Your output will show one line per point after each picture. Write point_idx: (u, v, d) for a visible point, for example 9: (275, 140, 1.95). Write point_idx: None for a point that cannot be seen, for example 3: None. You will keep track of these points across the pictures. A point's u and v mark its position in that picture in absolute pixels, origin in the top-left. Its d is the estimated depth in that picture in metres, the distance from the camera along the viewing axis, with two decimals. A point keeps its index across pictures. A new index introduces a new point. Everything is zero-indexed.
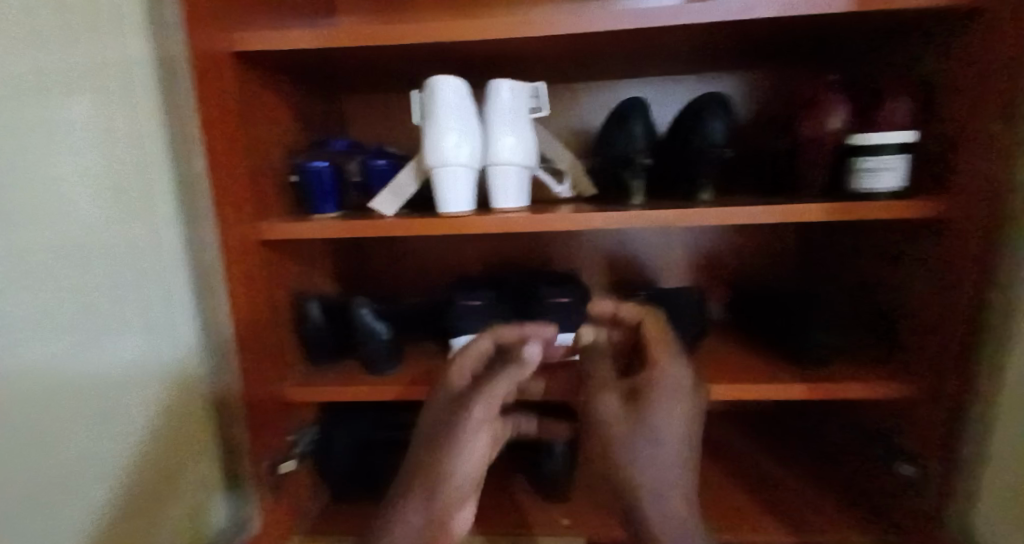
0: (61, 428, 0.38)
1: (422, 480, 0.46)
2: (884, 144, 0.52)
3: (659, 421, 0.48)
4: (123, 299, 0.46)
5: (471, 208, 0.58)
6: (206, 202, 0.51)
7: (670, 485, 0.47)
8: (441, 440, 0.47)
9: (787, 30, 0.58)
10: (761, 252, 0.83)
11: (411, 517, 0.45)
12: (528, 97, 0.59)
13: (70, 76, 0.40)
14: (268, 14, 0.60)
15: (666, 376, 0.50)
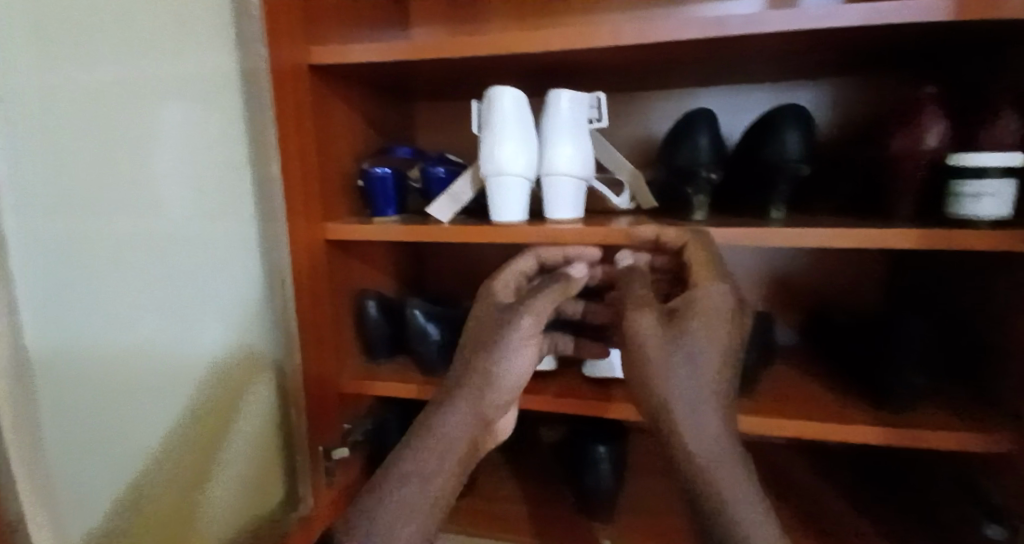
0: (116, 383, 0.45)
1: (461, 386, 0.43)
2: (988, 166, 0.45)
3: (700, 338, 0.39)
4: (191, 279, 0.52)
5: (524, 217, 0.58)
6: (280, 202, 0.54)
7: (708, 409, 0.38)
8: (482, 346, 0.44)
9: (877, 38, 0.53)
10: (842, 276, 0.77)
11: (451, 424, 0.42)
12: (586, 108, 0.58)
13: (155, 86, 0.47)
14: (346, 29, 0.64)
15: (714, 296, 0.42)
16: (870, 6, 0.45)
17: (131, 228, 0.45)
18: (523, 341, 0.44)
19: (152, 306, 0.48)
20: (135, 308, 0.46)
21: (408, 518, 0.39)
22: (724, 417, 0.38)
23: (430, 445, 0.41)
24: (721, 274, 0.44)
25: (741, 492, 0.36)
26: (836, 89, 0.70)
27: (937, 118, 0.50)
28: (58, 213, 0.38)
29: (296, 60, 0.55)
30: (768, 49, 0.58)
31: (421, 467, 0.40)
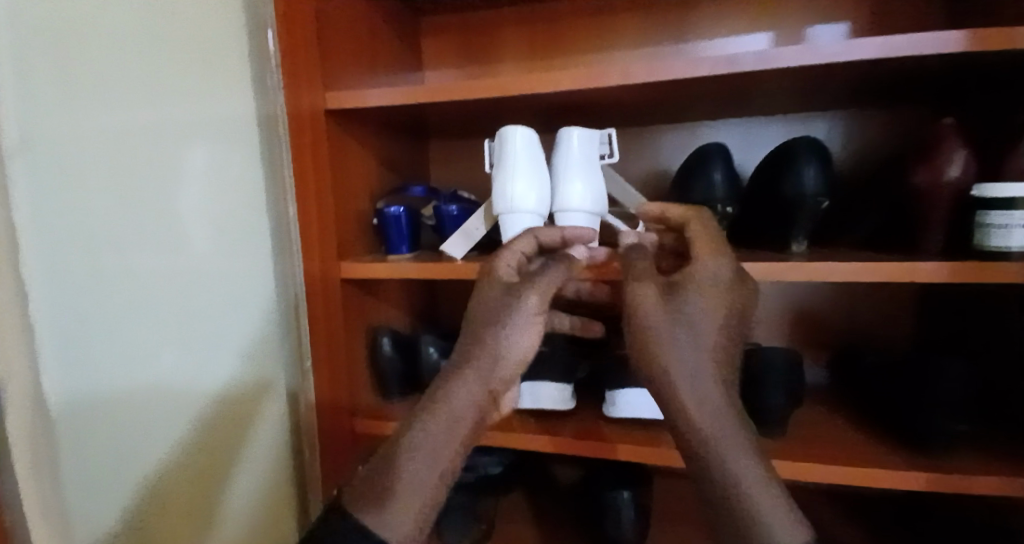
0: (146, 417, 0.44)
1: (467, 363, 0.44)
2: (1015, 197, 0.44)
3: (697, 313, 0.42)
4: (216, 314, 0.53)
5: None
6: (296, 239, 0.57)
7: (706, 375, 0.41)
8: (487, 325, 0.44)
9: (891, 71, 0.53)
10: (869, 307, 0.75)
11: (459, 399, 0.43)
12: (597, 143, 0.58)
13: (187, 128, 0.49)
14: (360, 74, 0.66)
15: (711, 272, 0.44)
16: (884, 38, 0.44)
17: (164, 271, 0.46)
18: (527, 320, 0.45)
19: (183, 344, 0.49)
20: (165, 347, 0.47)
21: (424, 487, 0.41)
22: (722, 385, 0.41)
23: (441, 419, 0.43)
24: (720, 246, 0.45)
25: (743, 456, 0.39)
26: (850, 119, 0.70)
27: (959, 149, 0.49)
28: (91, 257, 0.39)
29: (314, 105, 0.56)
30: (779, 84, 0.58)
31: (433, 440, 0.42)
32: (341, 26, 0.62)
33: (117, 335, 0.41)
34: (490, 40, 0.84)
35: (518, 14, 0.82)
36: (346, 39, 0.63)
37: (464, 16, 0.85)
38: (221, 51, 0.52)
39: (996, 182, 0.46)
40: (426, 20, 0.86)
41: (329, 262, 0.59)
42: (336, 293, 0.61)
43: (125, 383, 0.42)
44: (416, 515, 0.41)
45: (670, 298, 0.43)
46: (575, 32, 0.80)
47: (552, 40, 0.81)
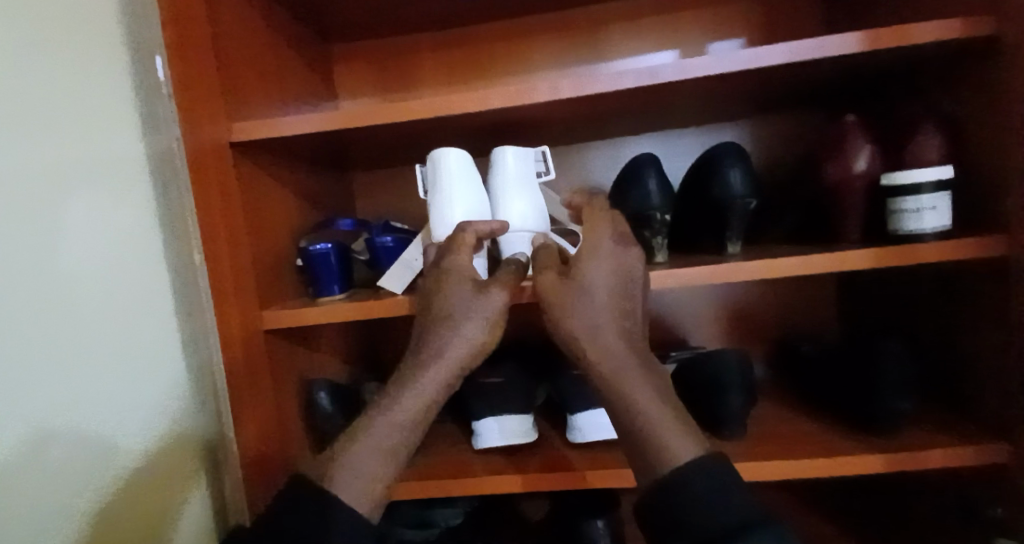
0: (35, 525, 0.34)
1: (428, 354, 0.48)
2: (922, 182, 0.48)
3: (594, 280, 0.49)
4: (121, 391, 0.43)
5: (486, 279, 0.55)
6: (207, 294, 0.48)
7: (608, 330, 0.48)
8: (439, 317, 0.49)
9: (795, 77, 0.57)
10: (796, 301, 0.79)
11: (423, 385, 0.47)
12: (532, 161, 0.57)
13: (74, 166, 0.40)
14: (266, 104, 0.61)
15: (605, 246, 0.51)
16: (787, 45, 0.47)
17: (48, 335, 0.36)
18: (486, 311, 0.48)
19: (87, 425, 0.39)
20: (90, 422, 0.39)
21: (379, 462, 0.43)
22: (623, 339, 0.48)
23: (403, 403, 0.46)
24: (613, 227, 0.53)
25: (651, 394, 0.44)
26: (759, 125, 0.74)
27: (863, 144, 0.53)
28: None
29: (217, 138, 0.50)
30: (696, 94, 0.60)
31: (395, 421, 0.45)
32: (240, 53, 0.57)
33: (45, 404, 0.35)
34: (407, 66, 0.81)
35: (433, 39, 0.81)
36: (247, 67, 0.58)
37: (377, 42, 0.82)
38: (104, 79, 0.44)
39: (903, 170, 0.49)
40: (336, 48, 0.83)
41: (250, 313, 0.52)
42: (258, 348, 0.54)
43: (44, 464, 0.35)
44: (374, 491, 0.42)
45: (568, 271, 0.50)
46: (493, 55, 0.80)
47: (470, 64, 0.81)
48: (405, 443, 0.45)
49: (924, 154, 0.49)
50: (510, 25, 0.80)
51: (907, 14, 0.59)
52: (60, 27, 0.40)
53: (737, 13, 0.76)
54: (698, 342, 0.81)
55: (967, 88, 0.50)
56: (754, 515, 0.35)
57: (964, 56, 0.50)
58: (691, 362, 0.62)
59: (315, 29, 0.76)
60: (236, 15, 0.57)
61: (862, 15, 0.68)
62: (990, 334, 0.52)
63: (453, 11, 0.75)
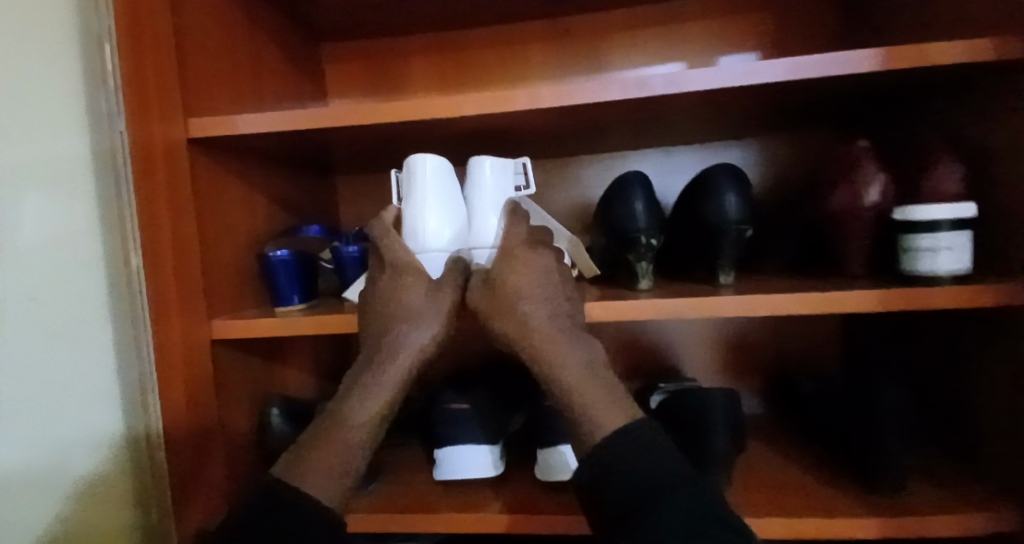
0: None
1: (376, 358, 0.47)
2: (938, 219, 0.42)
3: (519, 279, 0.47)
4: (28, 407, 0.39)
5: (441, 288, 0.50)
6: (143, 303, 0.44)
7: (551, 331, 0.46)
8: (376, 327, 0.48)
9: (799, 96, 0.52)
10: (799, 334, 0.74)
11: (371, 392, 0.46)
12: (512, 173, 0.53)
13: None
14: (234, 102, 0.58)
15: (519, 240, 0.49)
16: (790, 62, 0.43)
17: None
18: (439, 308, 0.47)
19: None
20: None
21: (337, 467, 0.42)
22: (566, 335, 0.46)
23: (353, 410, 0.45)
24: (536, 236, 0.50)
25: (596, 392, 0.43)
26: (763, 144, 0.70)
27: (875, 173, 0.47)
28: None
29: (169, 136, 0.47)
30: (693, 110, 0.56)
31: (348, 427, 0.44)
32: (208, 48, 0.54)
33: None
34: (397, 67, 0.78)
35: (425, 41, 0.78)
36: (215, 63, 0.55)
37: (367, 42, 0.79)
38: (44, 63, 0.41)
39: (917, 205, 0.44)
40: (326, 47, 0.80)
41: (193, 324, 0.49)
42: (203, 360, 0.50)
43: None
44: (336, 491, 0.41)
45: (492, 280, 0.47)
46: (486, 60, 0.76)
47: (463, 69, 0.77)
48: (364, 446, 0.44)
49: (943, 185, 0.44)
50: (504, 30, 0.76)
51: (929, 31, 0.53)
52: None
53: (746, 24, 0.71)
54: (690, 372, 0.76)
55: (990, 113, 0.45)
56: (684, 473, 0.37)
57: (991, 79, 0.45)
58: (677, 398, 0.57)
59: (302, 26, 0.74)
60: (206, 7, 0.55)
61: (881, 30, 0.62)
62: (1006, 389, 0.46)
63: (444, 13, 0.72)
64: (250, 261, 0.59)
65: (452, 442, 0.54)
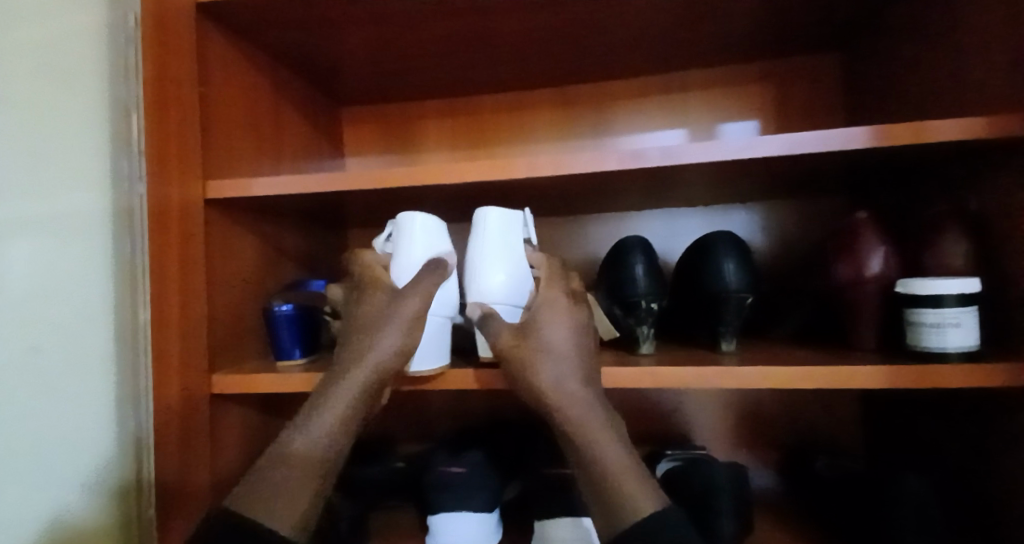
0: None
1: (350, 358, 0.46)
2: (943, 294, 0.41)
3: (554, 333, 0.46)
4: (34, 452, 0.40)
5: (435, 367, 0.48)
6: (146, 356, 0.45)
7: (570, 381, 0.45)
8: (359, 332, 0.47)
9: (800, 168, 0.53)
10: (812, 404, 0.71)
11: (340, 395, 0.45)
12: (518, 225, 0.51)
13: (20, 222, 0.40)
14: (253, 164, 0.61)
15: (558, 294, 0.49)
16: (788, 137, 0.43)
17: None
18: (404, 312, 0.46)
19: None
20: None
21: (304, 484, 0.42)
22: (584, 388, 0.45)
23: (320, 418, 0.44)
24: (562, 284, 0.50)
25: (607, 449, 0.42)
26: (769, 210, 0.70)
27: (876, 245, 0.47)
28: None
29: (186, 195, 0.49)
30: (693, 178, 0.56)
31: (312, 434, 0.44)
32: (231, 114, 0.58)
33: None
34: (412, 130, 0.82)
35: (439, 105, 0.81)
36: (237, 127, 0.59)
37: (384, 105, 0.83)
38: (72, 128, 0.44)
39: (921, 279, 0.43)
40: (346, 111, 0.85)
41: (194, 378, 0.49)
42: (201, 413, 0.50)
43: None
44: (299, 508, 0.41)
45: (525, 329, 0.46)
46: (496, 124, 0.80)
47: (474, 132, 0.80)
48: (320, 459, 0.43)
49: (949, 261, 0.45)
50: (515, 96, 0.79)
51: (932, 109, 0.54)
52: (22, 77, 0.41)
53: (749, 95, 0.73)
54: (697, 438, 0.73)
55: (999, 188, 0.45)
56: None
57: (996, 157, 0.45)
58: (680, 471, 0.55)
59: (324, 91, 0.78)
60: (232, 76, 0.59)
61: (883, 104, 0.63)
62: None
63: (457, 81, 0.75)
64: (255, 314, 0.60)
65: (444, 508, 0.52)
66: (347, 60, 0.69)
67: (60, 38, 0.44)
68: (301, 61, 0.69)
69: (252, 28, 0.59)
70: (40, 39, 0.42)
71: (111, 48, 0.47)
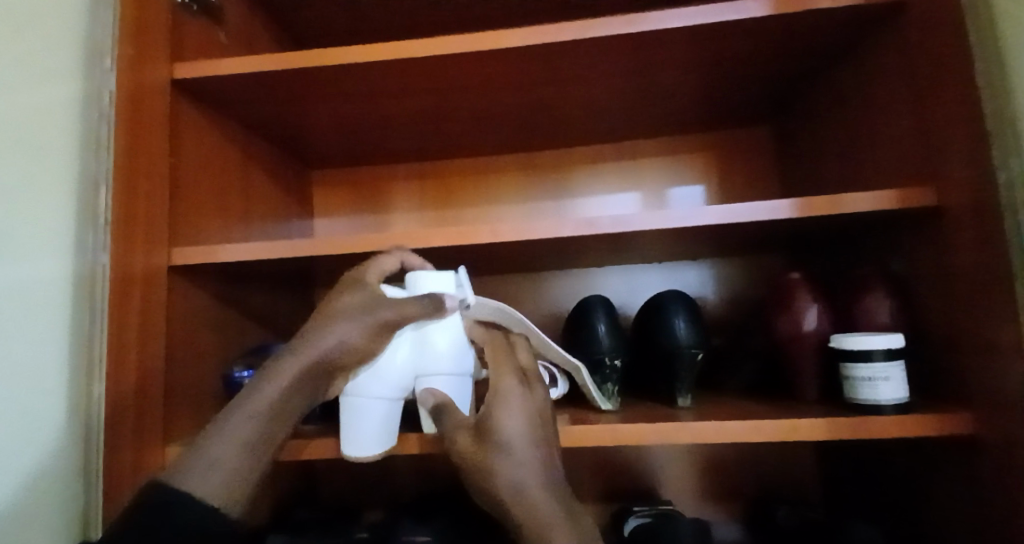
0: None
1: (305, 338, 0.44)
2: (871, 349, 0.44)
3: (512, 430, 0.43)
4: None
5: (380, 452, 0.45)
6: (99, 430, 0.44)
7: (532, 485, 0.42)
8: (319, 321, 0.45)
9: (742, 233, 0.57)
10: (772, 456, 0.73)
11: (285, 377, 0.43)
12: (451, 285, 0.49)
13: None
14: (221, 229, 0.62)
15: (513, 380, 0.46)
16: (723, 208, 0.47)
17: None
18: (372, 316, 0.44)
19: None
20: None
21: (229, 468, 0.38)
22: (548, 492, 0.42)
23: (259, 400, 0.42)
24: (513, 369, 0.48)
25: None
26: (719, 268, 0.75)
27: (810, 303, 0.51)
28: None
29: (152, 261, 0.50)
30: (647, 241, 0.60)
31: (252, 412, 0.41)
32: (200, 181, 0.60)
33: None
34: (380, 192, 0.85)
35: (407, 169, 0.85)
36: (205, 193, 0.60)
37: (352, 169, 0.86)
38: (39, 197, 0.44)
39: (850, 335, 0.47)
40: (314, 174, 0.87)
41: (146, 450, 0.48)
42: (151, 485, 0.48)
43: None
44: (223, 491, 0.37)
45: (481, 427, 0.43)
46: (463, 187, 0.83)
47: (441, 194, 0.84)
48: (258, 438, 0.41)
49: (875, 317, 0.49)
50: (479, 161, 0.84)
51: (856, 179, 0.60)
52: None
53: (696, 162, 0.79)
54: (664, 493, 0.74)
55: (916, 252, 0.50)
56: None
57: (911, 225, 0.50)
58: (644, 532, 0.56)
59: (294, 155, 0.81)
60: (204, 146, 0.61)
61: (811, 173, 0.70)
62: (969, 524, 0.46)
63: (426, 147, 0.79)
64: (214, 379, 0.59)
65: None
66: (319, 128, 0.72)
67: (33, 108, 0.44)
68: (274, 129, 0.71)
69: (226, 100, 0.62)
70: (13, 111, 0.43)
71: (82, 122, 0.48)
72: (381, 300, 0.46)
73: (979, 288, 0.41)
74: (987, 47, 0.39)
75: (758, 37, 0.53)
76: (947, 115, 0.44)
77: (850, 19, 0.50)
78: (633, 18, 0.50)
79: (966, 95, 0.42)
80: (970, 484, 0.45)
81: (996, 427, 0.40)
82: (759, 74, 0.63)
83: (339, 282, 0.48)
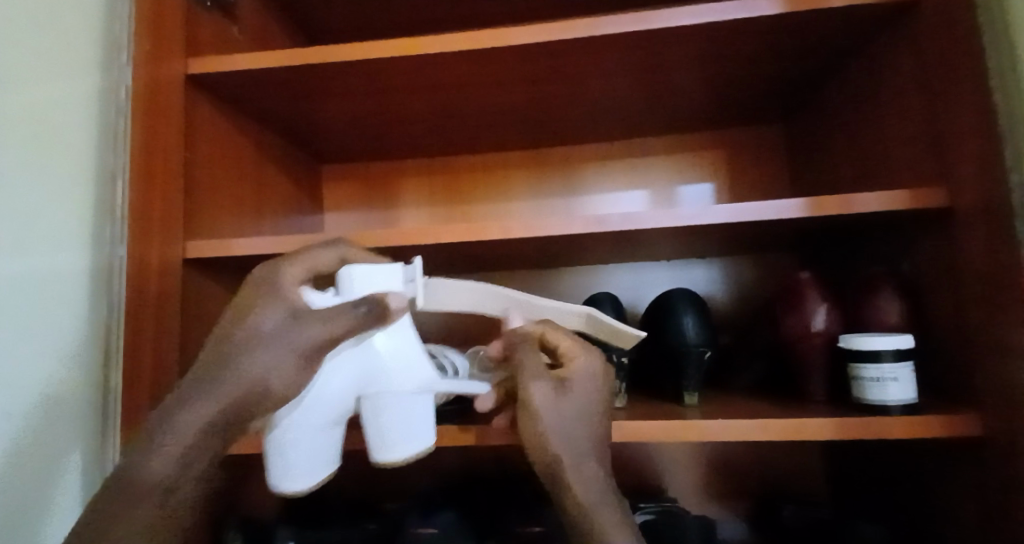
0: None
1: (215, 370, 0.33)
2: (879, 350, 0.44)
3: (587, 401, 0.43)
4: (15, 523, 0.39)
5: (320, 482, 0.38)
6: (115, 417, 0.46)
7: (590, 458, 0.41)
8: (231, 346, 0.34)
9: (752, 232, 0.57)
10: (779, 456, 0.73)
11: (194, 422, 0.33)
12: (395, 281, 0.40)
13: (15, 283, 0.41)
14: (233, 223, 0.63)
15: (597, 356, 0.46)
16: (735, 206, 0.47)
17: None
18: (295, 340, 0.34)
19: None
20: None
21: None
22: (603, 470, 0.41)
23: (165, 454, 0.32)
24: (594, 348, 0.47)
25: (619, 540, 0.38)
26: (729, 267, 0.75)
27: (819, 303, 0.51)
28: None
29: (167, 253, 0.51)
30: (657, 239, 0.60)
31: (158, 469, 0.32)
32: (213, 175, 0.60)
33: None
34: (390, 187, 0.85)
35: (417, 165, 0.85)
36: (218, 187, 0.61)
37: (362, 165, 0.87)
38: (60, 190, 0.46)
39: (859, 335, 0.47)
40: (325, 169, 0.88)
41: None
42: None
43: None
44: None
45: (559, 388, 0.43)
46: (472, 183, 0.84)
47: (450, 190, 0.84)
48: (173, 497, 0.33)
49: (885, 318, 0.49)
50: (489, 157, 0.84)
51: (869, 179, 0.60)
52: (23, 145, 0.42)
53: (707, 161, 0.79)
54: (670, 491, 0.74)
55: (927, 252, 0.49)
56: None
57: (922, 225, 0.50)
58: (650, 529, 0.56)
59: (306, 150, 0.82)
60: (217, 139, 0.61)
61: (822, 172, 0.70)
62: (975, 526, 0.46)
63: (436, 143, 0.80)
64: None
65: None
66: (330, 123, 0.72)
67: (52, 103, 0.45)
68: (285, 124, 0.72)
69: (238, 96, 0.62)
70: (36, 106, 0.44)
71: (99, 118, 0.49)
72: (303, 316, 0.35)
73: (988, 290, 0.41)
74: (1000, 48, 0.39)
75: (770, 36, 0.53)
76: (960, 116, 0.44)
77: (863, 18, 0.50)
78: (643, 16, 0.50)
79: (979, 97, 0.41)
80: (976, 485, 0.45)
81: (1003, 429, 0.40)
82: (771, 73, 0.63)
83: (249, 285, 0.36)
